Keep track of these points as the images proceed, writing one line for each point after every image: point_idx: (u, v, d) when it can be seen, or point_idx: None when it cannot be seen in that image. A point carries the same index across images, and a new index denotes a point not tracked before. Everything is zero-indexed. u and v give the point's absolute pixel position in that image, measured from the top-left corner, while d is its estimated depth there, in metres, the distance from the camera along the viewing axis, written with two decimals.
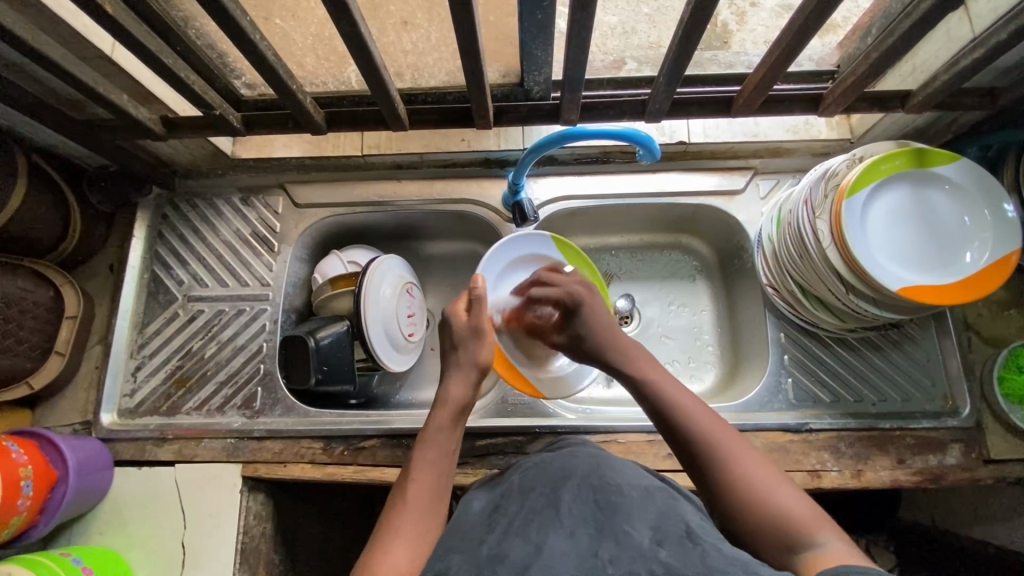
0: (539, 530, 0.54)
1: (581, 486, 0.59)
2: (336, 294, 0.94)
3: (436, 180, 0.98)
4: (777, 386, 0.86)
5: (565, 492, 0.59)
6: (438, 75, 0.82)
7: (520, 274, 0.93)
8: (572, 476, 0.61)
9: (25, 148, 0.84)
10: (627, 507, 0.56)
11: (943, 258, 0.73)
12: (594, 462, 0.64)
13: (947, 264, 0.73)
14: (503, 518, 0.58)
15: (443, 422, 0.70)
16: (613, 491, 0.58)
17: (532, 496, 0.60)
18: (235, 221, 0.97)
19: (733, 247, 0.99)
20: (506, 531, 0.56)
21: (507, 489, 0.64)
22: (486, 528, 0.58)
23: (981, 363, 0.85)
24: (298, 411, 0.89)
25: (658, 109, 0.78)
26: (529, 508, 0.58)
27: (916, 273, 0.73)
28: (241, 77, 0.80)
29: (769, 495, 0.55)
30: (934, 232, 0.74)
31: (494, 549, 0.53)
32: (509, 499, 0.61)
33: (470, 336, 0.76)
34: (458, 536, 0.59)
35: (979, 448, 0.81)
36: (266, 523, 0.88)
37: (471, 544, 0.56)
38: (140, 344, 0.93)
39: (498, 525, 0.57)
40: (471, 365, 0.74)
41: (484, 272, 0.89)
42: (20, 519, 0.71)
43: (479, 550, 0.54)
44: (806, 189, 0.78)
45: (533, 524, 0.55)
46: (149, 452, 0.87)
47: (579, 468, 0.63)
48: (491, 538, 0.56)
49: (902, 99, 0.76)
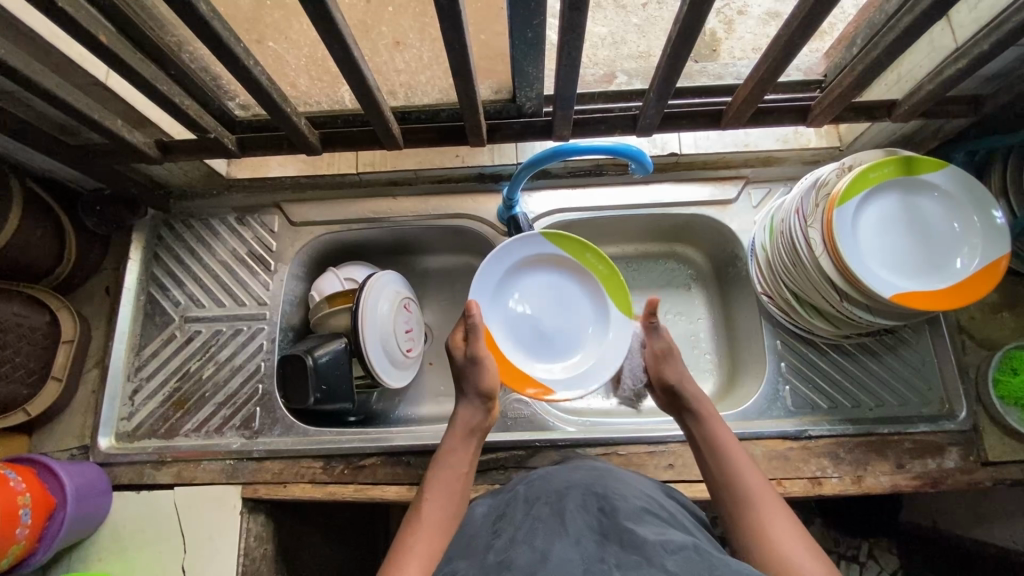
0: (544, 535, 0.54)
1: (586, 493, 0.60)
2: (333, 312, 0.95)
3: (431, 196, 0.98)
4: (775, 394, 0.87)
5: (570, 501, 0.58)
6: (431, 93, 0.83)
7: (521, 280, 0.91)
8: (576, 485, 0.61)
9: (20, 174, 0.84)
10: (631, 514, 0.56)
11: (937, 269, 0.74)
12: (599, 473, 0.64)
13: (941, 272, 0.74)
14: (510, 525, 0.59)
15: (456, 443, 0.72)
16: (617, 499, 0.58)
17: (537, 505, 0.60)
18: (231, 241, 0.98)
19: (726, 255, 1.00)
20: (511, 539, 0.56)
21: (512, 498, 0.64)
22: (491, 536, 0.59)
23: (976, 366, 0.85)
24: (298, 431, 0.88)
25: (648, 124, 0.79)
26: (534, 515, 0.58)
27: (912, 282, 0.74)
28: (235, 99, 0.80)
29: (790, 555, 0.59)
30: (930, 243, 0.75)
31: (500, 556, 0.53)
32: (513, 508, 0.61)
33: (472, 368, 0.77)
34: (467, 541, 0.61)
35: (978, 451, 0.82)
36: (267, 545, 0.88)
37: (477, 552, 0.57)
38: (137, 367, 0.92)
39: (504, 531, 0.58)
40: (475, 393, 0.75)
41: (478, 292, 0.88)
42: (19, 547, 0.70)
43: (486, 557, 0.55)
44: (798, 198, 0.79)
45: (539, 529, 0.55)
46: (148, 475, 0.87)
47: (584, 476, 0.64)
48: (498, 542, 0.56)
49: (888, 108, 0.77)
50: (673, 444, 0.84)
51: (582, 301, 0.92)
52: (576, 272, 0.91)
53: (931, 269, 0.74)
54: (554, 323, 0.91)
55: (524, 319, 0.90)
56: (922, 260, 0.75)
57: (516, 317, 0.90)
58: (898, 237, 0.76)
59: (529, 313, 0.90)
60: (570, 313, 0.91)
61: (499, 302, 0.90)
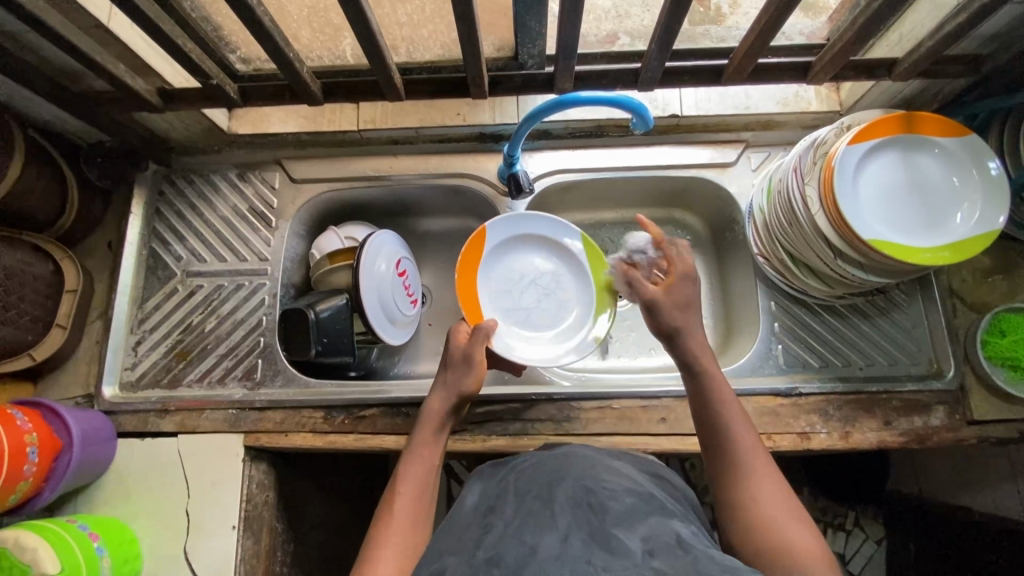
0: (534, 532, 0.56)
1: (575, 491, 0.61)
2: (333, 269, 0.96)
3: (432, 155, 0.98)
4: (767, 352, 0.89)
5: (559, 496, 0.60)
6: (432, 48, 0.83)
7: (875, 154, 0.75)
8: (565, 481, 0.63)
9: (21, 123, 0.84)
10: (618, 515, 0.57)
11: (944, 224, 0.73)
12: (587, 464, 0.66)
13: (947, 227, 0.73)
14: (498, 520, 0.59)
15: (426, 437, 0.72)
16: (605, 497, 0.59)
17: (527, 499, 0.62)
18: (232, 197, 0.98)
19: (724, 220, 1.01)
20: (502, 533, 0.57)
21: (502, 489, 0.65)
22: (481, 529, 0.59)
23: (965, 327, 0.86)
24: (299, 382, 0.90)
25: (650, 77, 0.78)
26: (523, 511, 0.60)
27: (922, 238, 0.73)
28: (236, 52, 0.79)
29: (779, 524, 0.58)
30: (940, 200, 0.74)
31: (489, 551, 0.54)
32: (503, 501, 0.63)
33: (462, 366, 0.75)
34: (455, 536, 0.60)
35: (963, 409, 0.84)
36: (269, 492, 0.90)
37: (466, 546, 0.57)
38: (140, 319, 0.94)
39: (494, 527, 0.58)
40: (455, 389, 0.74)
41: (888, 151, 0.75)
42: (26, 484, 0.71)
43: (474, 553, 0.55)
44: (795, 157, 0.79)
45: (529, 526, 0.57)
46: (152, 423, 0.88)
47: (573, 468, 0.66)
48: (487, 538, 0.57)
49: (889, 67, 0.77)
50: (666, 399, 0.86)
51: (889, 176, 0.75)
52: (910, 159, 0.75)
53: (936, 229, 0.73)
54: (866, 194, 0.74)
55: (885, 190, 0.75)
56: (930, 216, 0.74)
57: (874, 189, 0.75)
58: (895, 195, 0.75)
59: (879, 181, 0.75)
60: (879, 188, 0.75)
61: (843, 169, 0.73)
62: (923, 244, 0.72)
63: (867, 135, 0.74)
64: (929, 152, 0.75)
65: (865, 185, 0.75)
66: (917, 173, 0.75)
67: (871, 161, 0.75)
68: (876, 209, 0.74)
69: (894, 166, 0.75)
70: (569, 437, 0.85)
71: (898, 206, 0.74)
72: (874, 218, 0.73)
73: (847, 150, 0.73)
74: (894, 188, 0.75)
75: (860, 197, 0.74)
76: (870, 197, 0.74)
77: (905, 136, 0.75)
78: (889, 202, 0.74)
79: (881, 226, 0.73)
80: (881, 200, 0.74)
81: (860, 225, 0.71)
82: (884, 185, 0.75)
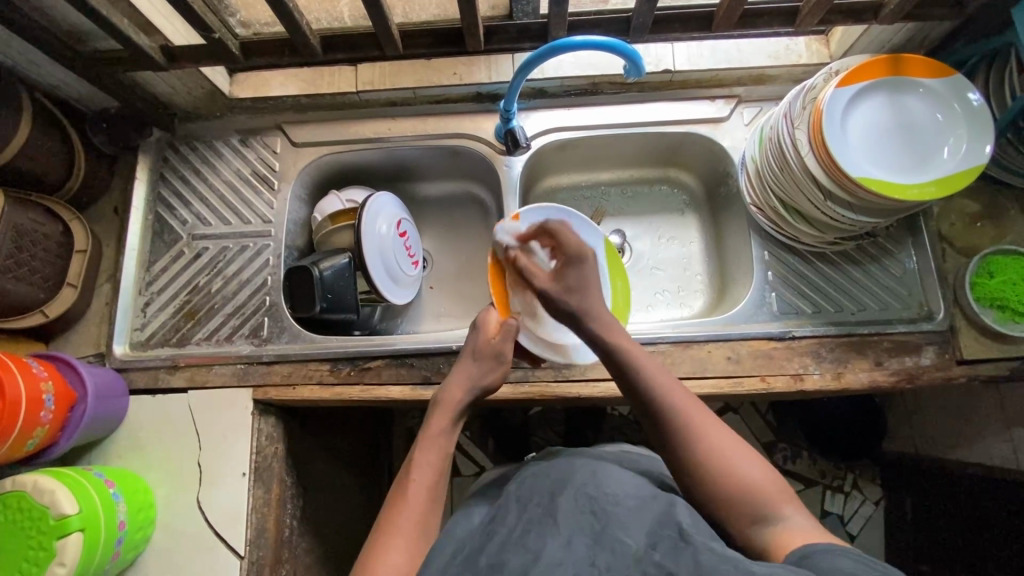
0: (537, 537, 0.58)
1: (578, 494, 0.63)
2: (336, 229, 0.98)
3: (429, 117, 1.00)
4: (762, 300, 0.91)
5: (561, 501, 0.62)
6: (428, 9, 0.87)
7: (862, 99, 0.77)
8: (568, 485, 0.64)
9: (28, 87, 0.86)
10: (621, 514, 0.59)
11: (929, 163, 0.75)
12: (591, 471, 0.67)
13: (933, 165, 0.75)
14: (501, 527, 0.62)
15: (443, 425, 0.72)
16: (607, 499, 0.61)
17: (528, 507, 0.63)
18: (235, 162, 1.00)
19: (718, 175, 1.02)
20: (504, 541, 0.60)
21: (503, 498, 0.68)
22: (483, 537, 0.63)
23: (955, 271, 0.88)
24: (303, 338, 0.92)
25: (641, 25, 0.79)
26: (524, 517, 0.62)
27: (907, 177, 0.74)
28: (236, 16, 0.85)
29: (739, 466, 0.60)
30: (927, 139, 0.76)
31: (492, 557, 0.58)
32: (504, 509, 0.66)
33: (491, 362, 0.77)
34: (459, 547, 0.63)
35: (953, 349, 0.85)
36: (278, 444, 0.92)
37: (468, 547, 0.62)
38: (148, 282, 0.96)
39: (496, 535, 0.61)
40: (478, 384, 0.76)
41: (875, 92, 0.77)
42: (43, 430, 0.73)
43: (479, 557, 0.59)
44: (786, 104, 0.81)
45: (531, 532, 0.59)
46: (162, 380, 0.90)
47: (575, 476, 0.66)
48: (490, 545, 0.60)
49: (876, 10, 0.78)
50: (662, 345, 0.87)
51: (875, 120, 0.77)
52: (897, 101, 0.77)
53: (922, 168, 0.75)
54: (853, 138, 0.76)
55: (869, 132, 0.77)
56: (916, 156, 0.75)
57: (860, 132, 0.76)
58: (881, 136, 0.76)
59: (864, 123, 0.77)
60: (864, 131, 0.77)
61: (829, 113, 0.75)
62: (909, 183, 0.74)
63: (852, 77, 0.75)
64: (916, 91, 0.77)
65: (852, 128, 0.76)
66: (903, 115, 0.77)
67: (857, 104, 0.77)
68: (862, 150, 0.75)
69: (881, 108, 0.77)
70: (568, 382, 0.87)
71: (884, 149, 0.76)
72: (860, 158, 0.75)
73: (834, 92, 0.75)
74: (878, 131, 0.77)
75: (848, 139, 0.75)
76: (856, 139, 0.76)
77: (892, 79, 0.76)
78: (873, 144, 0.76)
79: (869, 166, 0.74)
80: (867, 142, 0.76)
81: (847, 163, 0.73)
82: (869, 129, 0.77)
